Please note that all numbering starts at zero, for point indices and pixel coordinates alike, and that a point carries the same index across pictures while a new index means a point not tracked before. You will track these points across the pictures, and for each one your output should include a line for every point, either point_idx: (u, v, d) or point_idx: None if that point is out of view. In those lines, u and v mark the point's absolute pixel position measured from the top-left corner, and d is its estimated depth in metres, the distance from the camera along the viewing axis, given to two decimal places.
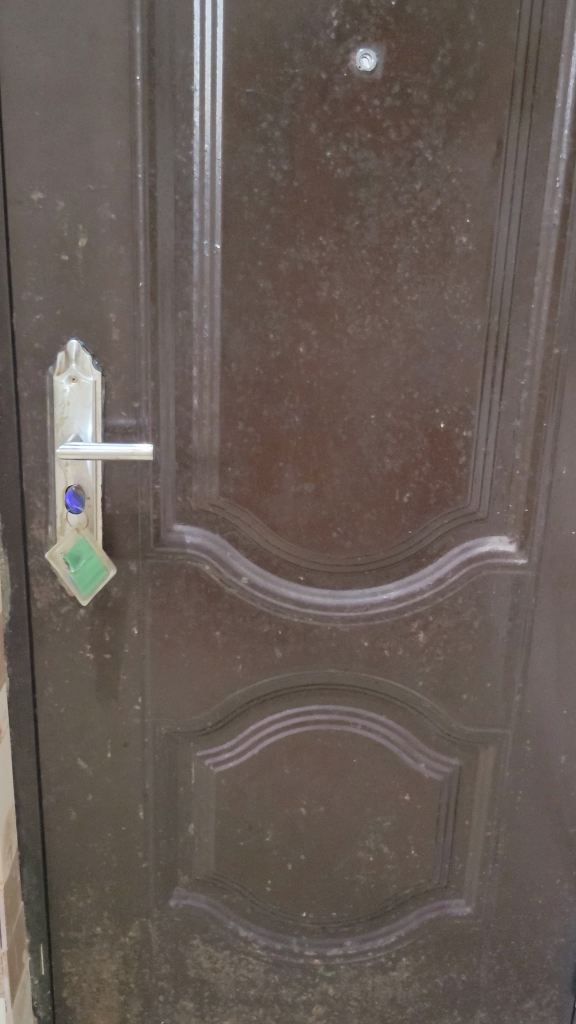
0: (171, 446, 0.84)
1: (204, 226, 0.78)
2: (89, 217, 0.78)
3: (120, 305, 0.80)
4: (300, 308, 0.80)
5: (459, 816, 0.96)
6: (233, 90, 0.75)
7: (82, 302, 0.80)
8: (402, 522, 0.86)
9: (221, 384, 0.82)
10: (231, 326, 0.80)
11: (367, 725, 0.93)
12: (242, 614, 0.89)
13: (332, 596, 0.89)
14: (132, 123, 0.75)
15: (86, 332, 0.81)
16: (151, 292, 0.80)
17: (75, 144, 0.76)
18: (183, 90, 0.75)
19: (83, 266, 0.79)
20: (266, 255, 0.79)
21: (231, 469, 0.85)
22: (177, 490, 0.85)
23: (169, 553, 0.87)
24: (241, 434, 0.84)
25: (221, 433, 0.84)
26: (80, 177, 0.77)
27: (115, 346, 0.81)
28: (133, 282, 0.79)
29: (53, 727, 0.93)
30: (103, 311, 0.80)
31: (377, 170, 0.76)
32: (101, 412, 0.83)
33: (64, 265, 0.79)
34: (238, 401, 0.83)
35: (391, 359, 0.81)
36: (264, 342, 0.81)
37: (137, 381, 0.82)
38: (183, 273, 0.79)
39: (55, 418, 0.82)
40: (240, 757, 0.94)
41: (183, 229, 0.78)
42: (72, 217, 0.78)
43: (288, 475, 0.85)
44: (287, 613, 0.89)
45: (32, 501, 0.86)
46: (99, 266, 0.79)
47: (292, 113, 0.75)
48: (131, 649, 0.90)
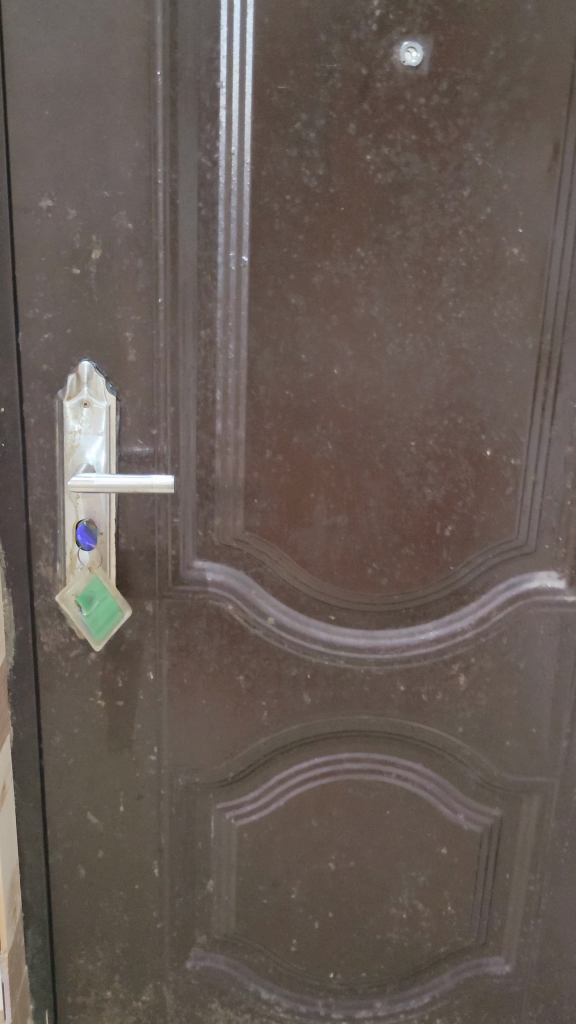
0: (191, 475, 0.77)
1: (230, 236, 0.71)
2: (103, 226, 0.70)
3: (136, 323, 0.73)
4: (335, 326, 0.73)
5: (500, 868, 0.90)
6: (264, 86, 0.68)
7: (94, 319, 0.73)
8: (443, 558, 0.79)
9: (248, 409, 0.75)
10: (259, 347, 0.73)
11: (401, 774, 0.86)
12: (268, 658, 0.82)
13: (365, 637, 0.82)
14: (151, 123, 0.68)
15: (98, 352, 0.74)
16: (172, 309, 0.72)
17: (88, 145, 0.69)
18: (209, 87, 0.68)
19: (96, 280, 0.72)
20: (299, 269, 0.72)
21: (257, 501, 0.77)
22: (197, 524, 0.78)
23: (189, 592, 0.80)
24: (269, 464, 0.76)
25: (247, 462, 0.76)
26: (95, 183, 0.70)
27: (130, 367, 0.74)
28: (151, 298, 0.72)
29: (61, 780, 0.85)
30: (118, 329, 0.73)
31: (421, 175, 0.70)
32: (115, 439, 0.75)
33: (75, 278, 0.72)
34: (266, 428, 0.75)
35: (434, 381, 0.75)
36: (295, 363, 0.74)
37: (155, 405, 0.75)
38: (206, 288, 0.72)
39: (65, 447, 0.75)
40: (264, 810, 0.87)
41: (207, 239, 0.71)
42: (84, 226, 0.70)
43: (320, 507, 0.77)
44: (316, 656, 0.82)
45: (39, 537, 0.78)
46: (114, 280, 0.72)
47: (329, 112, 0.68)
48: (146, 695, 0.83)
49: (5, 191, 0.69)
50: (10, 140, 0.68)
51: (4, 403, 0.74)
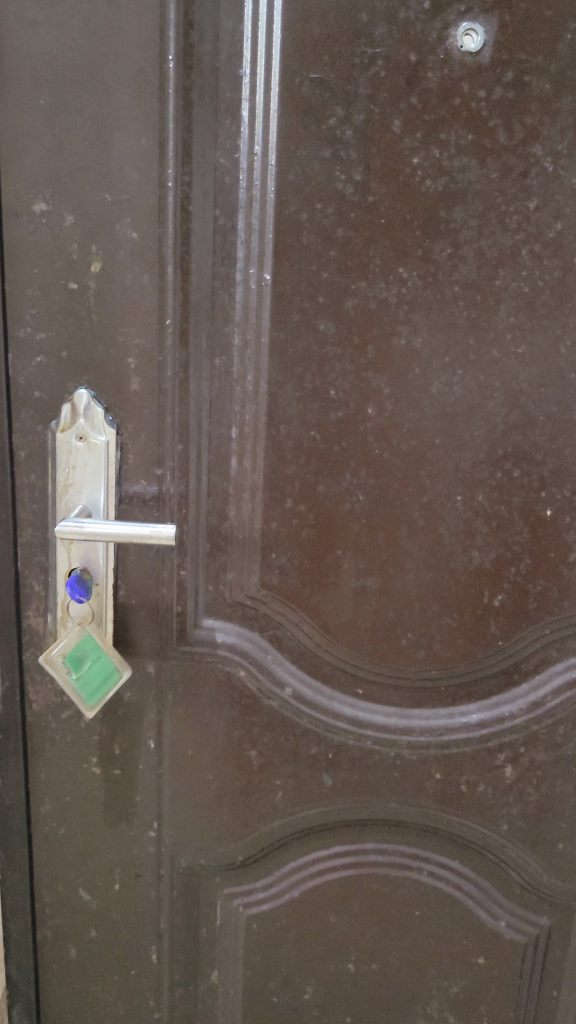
0: (201, 523, 0.67)
1: (250, 251, 0.60)
2: (105, 236, 0.61)
3: (141, 348, 0.63)
4: (370, 359, 0.62)
5: (546, 982, 0.78)
6: (294, 74, 0.57)
7: (94, 341, 0.63)
8: (490, 632, 0.68)
9: (267, 451, 0.65)
10: (281, 380, 0.63)
11: (435, 872, 0.75)
12: (285, 733, 0.71)
13: (398, 718, 0.71)
14: (161, 116, 0.58)
15: (98, 380, 0.64)
16: (182, 333, 0.62)
17: (89, 141, 0.59)
18: (229, 75, 0.58)
19: (96, 297, 0.62)
20: (330, 291, 0.61)
21: (276, 556, 0.67)
22: (207, 578, 0.68)
23: (197, 655, 0.70)
24: (290, 515, 0.66)
25: (264, 511, 0.66)
26: (95, 184, 0.60)
27: (133, 397, 0.64)
28: (158, 319, 0.62)
29: (51, 851, 0.76)
30: (119, 354, 0.63)
31: (478, 184, 0.58)
32: (115, 477, 0.66)
33: (72, 294, 0.62)
34: (287, 473, 0.65)
35: (486, 427, 0.63)
36: (323, 400, 0.63)
37: (160, 443, 0.65)
38: (222, 310, 0.62)
39: (58, 485, 0.65)
40: (277, 900, 0.76)
41: (224, 253, 0.61)
42: (84, 235, 0.61)
43: (348, 568, 0.67)
44: (340, 735, 0.71)
45: (29, 583, 0.69)
46: (117, 298, 0.62)
47: (370, 107, 0.57)
48: (145, 764, 0.73)
49: None
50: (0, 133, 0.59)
51: None
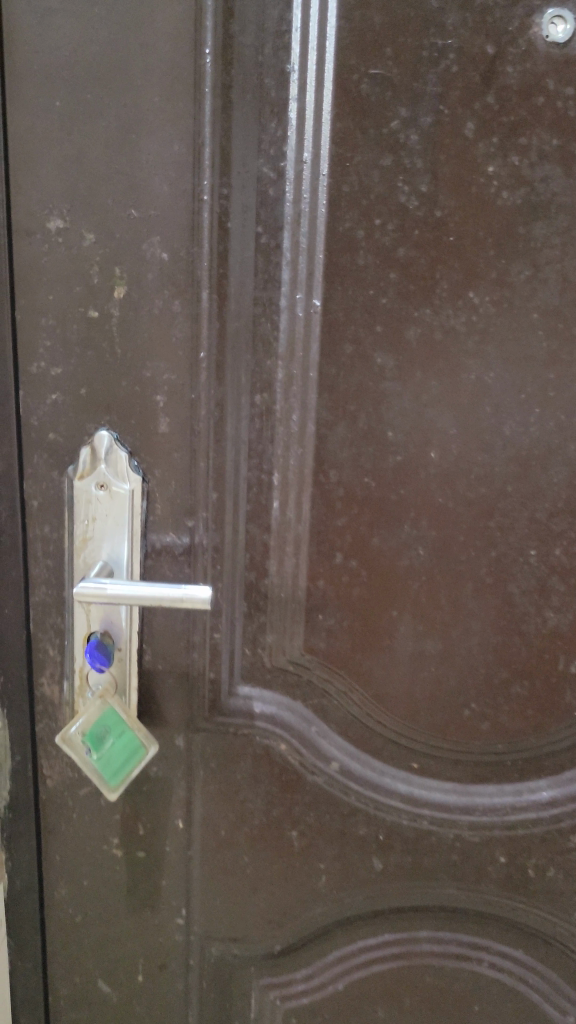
0: (238, 579, 0.59)
1: (297, 274, 0.53)
2: (129, 257, 0.53)
3: (171, 383, 0.55)
4: (435, 397, 0.54)
5: None
6: (350, 70, 0.49)
7: (117, 377, 0.55)
8: (566, 702, 0.60)
9: (314, 499, 0.57)
10: (331, 419, 0.55)
11: (497, 964, 0.66)
12: (330, 812, 0.64)
13: (457, 796, 0.63)
14: (197, 119, 0.51)
15: (121, 420, 0.56)
16: (217, 367, 0.55)
17: (112, 149, 0.51)
18: (275, 72, 0.50)
19: (119, 327, 0.54)
20: (389, 318, 0.53)
21: (322, 617, 0.59)
22: (244, 641, 0.61)
23: (231, 726, 0.62)
24: (339, 571, 0.58)
25: (310, 568, 0.58)
26: (119, 198, 0.52)
27: (162, 440, 0.56)
28: (190, 351, 0.54)
29: (66, 941, 0.68)
30: (146, 391, 0.55)
31: (563, 195, 0.50)
32: (141, 528, 0.58)
33: (92, 324, 0.54)
34: (336, 524, 0.57)
35: (567, 473, 0.55)
36: (379, 443, 0.55)
37: (192, 490, 0.57)
38: (264, 340, 0.54)
39: (76, 539, 0.58)
40: (318, 994, 0.68)
41: (267, 275, 0.53)
42: (105, 256, 0.53)
43: (405, 631, 0.59)
44: (392, 815, 0.63)
45: (42, 647, 0.61)
46: (143, 327, 0.54)
47: (439, 107, 0.49)
48: (173, 846, 0.65)
49: (2, 208, 0.52)
50: (11, 140, 0.51)
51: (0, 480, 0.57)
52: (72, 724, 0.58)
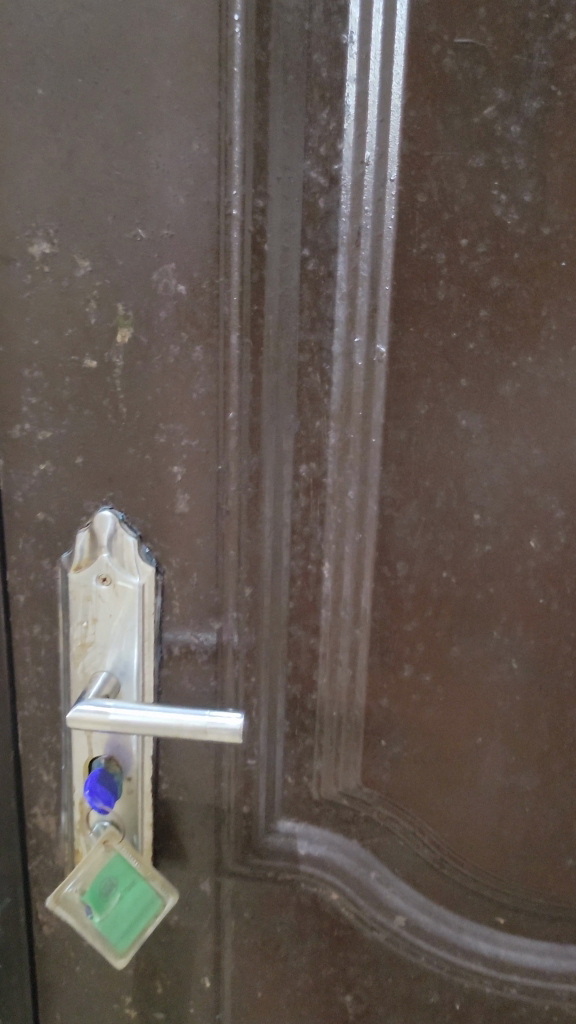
0: (277, 691, 0.47)
1: (355, 314, 0.40)
2: (136, 291, 0.41)
3: (191, 450, 0.43)
4: (537, 470, 0.41)
5: None
6: (429, 38, 0.37)
7: (121, 443, 0.43)
8: None
9: (376, 597, 0.44)
10: (400, 497, 0.42)
11: None
12: (393, 974, 0.51)
13: (556, 959, 0.50)
14: (223, 109, 0.38)
15: (127, 497, 0.44)
16: (251, 432, 0.42)
17: (112, 149, 0.39)
18: (326, 43, 0.38)
19: (123, 381, 0.42)
20: (478, 368, 0.40)
21: (385, 744, 0.47)
22: (286, 763, 0.49)
23: (271, 871, 0.50)
24: (408, 686, 0.45)
25: (371, 683, 0.46)
26: (122, 214, 0.40)
27: (180, 522, 0.44)
28: (216, 411, 0.42)
29: None
30: (160, 460, 0.43)
31: None
32: (155, 631, 0.45)
33: (89, 376, 0.42)
34: (405, 628, 0.44)
35: None
36: (463, 528, 0.42)
37: (219, 585, 0.45)
38: (311, 395, 0.42)
39: (73, 644, 0.46)
40: None
41: (314, 310, 0.41)
42: (105, 290, 0.41)
43: (492, 762, 0.46)
44: (472, 981, 0.50)
45: (34, 772, 0.49)
46: (156, 381, 0.42)
47: (549, 88, 0.37)
48: (198, 1008, 0.53)
49: None
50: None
51: None
52: (67, 882, 0.45)
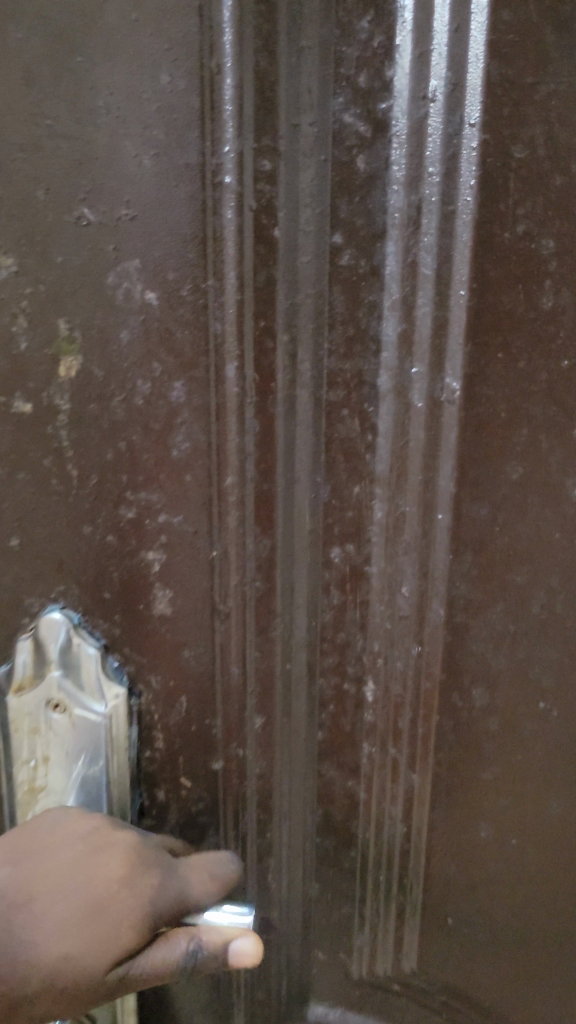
0: (299, 849, 0.34)
1: (413, 333, 0.27)
2: (80, 303, 0.27)
3: (171, 529, 0.29)
4: None
5: None
6: None
7: (71, 519, 0.30)
8: None
9: (440, 733, 0.31)
10: (477, 599, 0.29)
11: None
12: None
13: None
14: (206, 18, 0.24)
15: (83, 594, 0.31)
16: (259, 505, 0.29)
17: (37, 88, 0.25)
18: None
19: (71, 431, 0.29)
20: None
21: (452, 925, 0.33)
22: (316, 934, 0.36)
23: None
24: (486, 854, 0.32)
25: (434, 845, 0.32)
26: (57, 185, 0.26)
27: (159, 628, 0.31)
28: (207, 474, 0.29)
29: None
30: (128, 544, 0.30)
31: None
32: (132, 776, 0.32)
33: (21, 423, 0.29)
34: (482, 779, 0.31)
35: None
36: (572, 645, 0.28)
37: (217, 713, 0.31)
38: (346, 449, 0.29)
39: (18, 793, 0.33)
40: None
41: (350, 328, 0.28)
42: (35, 301, 0.27)
43: None
44: None
45: None
46: (119, 433, 0.28)
47: None
48: None
49: None
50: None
51: None
52: None
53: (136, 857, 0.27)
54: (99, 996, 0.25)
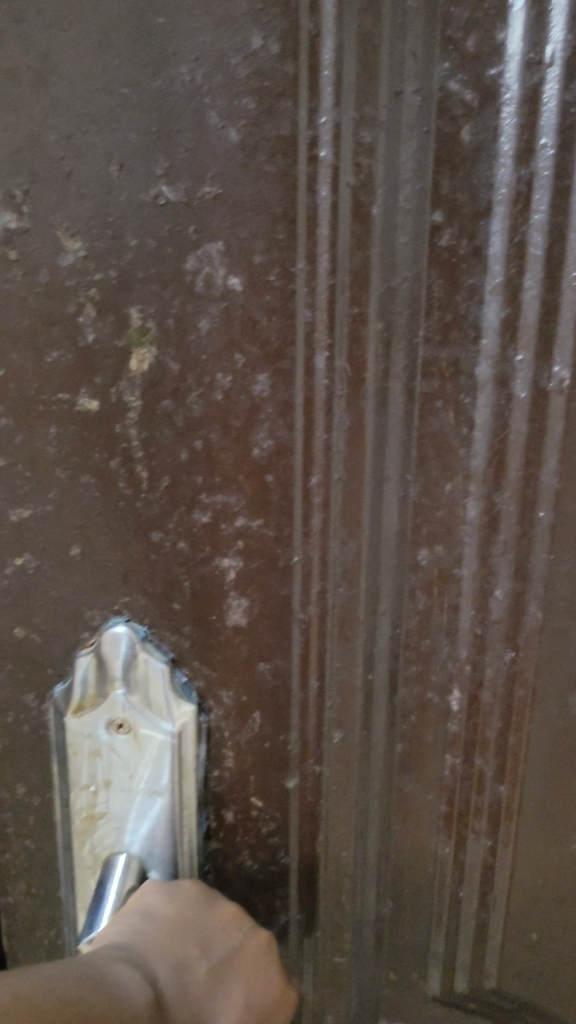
0: (374, 870, 0.32)
1: (518, 319, 0.24)
2: (157, 291, 0.25)
3: (250, 532, 0.27)
4: None
5: None
6: None
7: (140, 525, 0.28)
8: None
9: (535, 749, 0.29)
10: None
11: None
12: None
13: None
14: None
15: (151, 605, 0.28)
16: (347, 507, 0.27)
17: (115, 57, 0.23)
18: None
19: (142, 430, 0.26)
20: None
21: (537, 942, 0.31)
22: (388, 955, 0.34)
23: None
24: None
25: (522, 860, 0.30)
26: (134, 162, 0.24)
27: (233, 639, 0.29)
28: (291, 473, 0.27)
29: None
30: (203, 550, 0.28)
31: None
32: (198, 795, 0.31)
33: (87, 423, 0.27)
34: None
35: None
36: None
37: (292, 727, 0.30)
38: (438, 442, 0.27)
39: (76, 817, 0.31)
40: None
41: (446, 313, 0.25)
42: (107, 291, 0.25)
43: None
44: None
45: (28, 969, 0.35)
46: (195, 432, 0.26)
47: None
48: None
49: None
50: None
51: None
52: None
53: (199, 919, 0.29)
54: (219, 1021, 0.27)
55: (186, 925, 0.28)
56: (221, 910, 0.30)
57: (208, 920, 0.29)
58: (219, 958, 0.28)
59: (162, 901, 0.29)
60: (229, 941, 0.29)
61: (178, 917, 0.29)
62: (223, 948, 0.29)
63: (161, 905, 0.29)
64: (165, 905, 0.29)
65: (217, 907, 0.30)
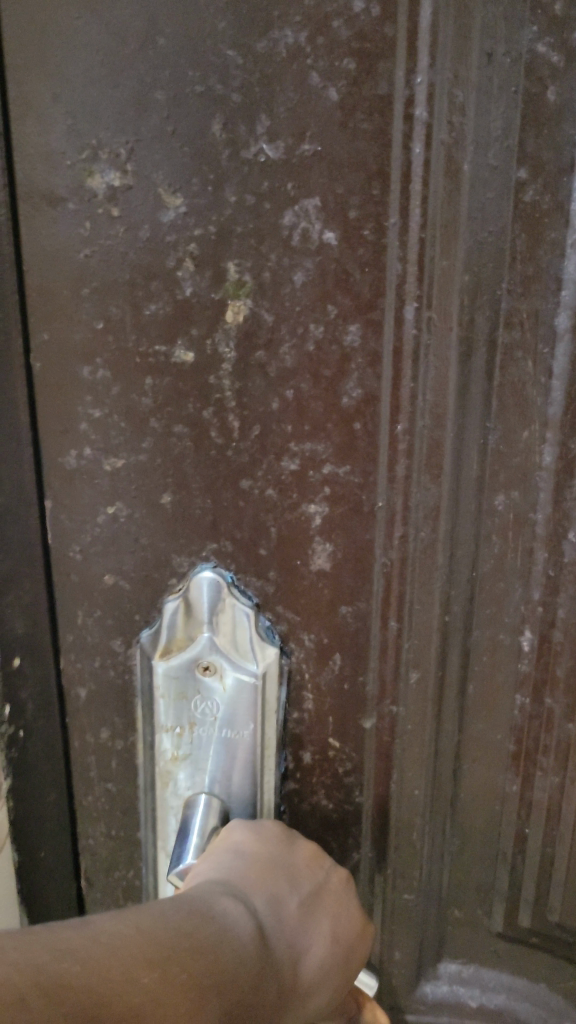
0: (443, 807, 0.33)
1: None
2: (255, 243, 0.26)
3: (336, 478, 0.29)
4: None
5: None
6: None
7: (230, 472, 0.29)
8: None
9: None
10: None
11: None
12: None
13: None
14: None
15: (237, 550, 0.30)
16: (431, 453, 0.28)
17: (221, 17, 0.24)
18: None
19: (234, 380, 0.28)
20: None
21: None
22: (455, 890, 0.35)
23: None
24: None
25: None
26: (236, 119, 0.25)
27: (316, 583, 0.30)
28: (377, 420, 0.28)
29: None
30: (289, 496, 0.29)
31: None
32: (278, 736, 0.32)
33: (183, 373, 0.28)
34: None
35: None
36: None
37: (370, 669, 0.31)
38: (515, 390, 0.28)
39: (161, 757, 0.32)
40: None
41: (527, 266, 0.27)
42: (206, 244, 0.26)
43: None
44: None
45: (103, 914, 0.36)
46: (287, 380, 0.28)
47: None
48: None
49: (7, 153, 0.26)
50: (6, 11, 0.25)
51: (23, 651, 0.32)
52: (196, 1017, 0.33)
53: (282, 857, 0.30)
54: (309, 955, 0.28)
55: (274, 861, 0.30)
56: (303, 849, 0.31)
57: (292, 857, 0.31)
58: (308, 892, 0.30)
59: (248, 840, 0.30)
60: (314, 878, 0.30)
61: (266, 854, 0.30)
62: (311, 883, 0.30)
63: (248, 843, 0.30)
64: (253, 844, 0.30)
65: (299, 846, 0.31)
